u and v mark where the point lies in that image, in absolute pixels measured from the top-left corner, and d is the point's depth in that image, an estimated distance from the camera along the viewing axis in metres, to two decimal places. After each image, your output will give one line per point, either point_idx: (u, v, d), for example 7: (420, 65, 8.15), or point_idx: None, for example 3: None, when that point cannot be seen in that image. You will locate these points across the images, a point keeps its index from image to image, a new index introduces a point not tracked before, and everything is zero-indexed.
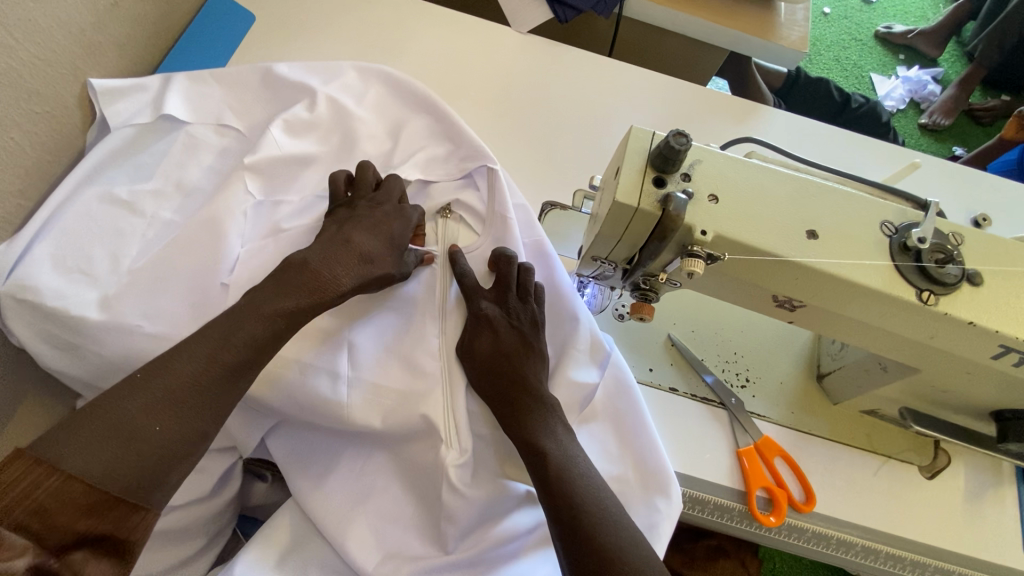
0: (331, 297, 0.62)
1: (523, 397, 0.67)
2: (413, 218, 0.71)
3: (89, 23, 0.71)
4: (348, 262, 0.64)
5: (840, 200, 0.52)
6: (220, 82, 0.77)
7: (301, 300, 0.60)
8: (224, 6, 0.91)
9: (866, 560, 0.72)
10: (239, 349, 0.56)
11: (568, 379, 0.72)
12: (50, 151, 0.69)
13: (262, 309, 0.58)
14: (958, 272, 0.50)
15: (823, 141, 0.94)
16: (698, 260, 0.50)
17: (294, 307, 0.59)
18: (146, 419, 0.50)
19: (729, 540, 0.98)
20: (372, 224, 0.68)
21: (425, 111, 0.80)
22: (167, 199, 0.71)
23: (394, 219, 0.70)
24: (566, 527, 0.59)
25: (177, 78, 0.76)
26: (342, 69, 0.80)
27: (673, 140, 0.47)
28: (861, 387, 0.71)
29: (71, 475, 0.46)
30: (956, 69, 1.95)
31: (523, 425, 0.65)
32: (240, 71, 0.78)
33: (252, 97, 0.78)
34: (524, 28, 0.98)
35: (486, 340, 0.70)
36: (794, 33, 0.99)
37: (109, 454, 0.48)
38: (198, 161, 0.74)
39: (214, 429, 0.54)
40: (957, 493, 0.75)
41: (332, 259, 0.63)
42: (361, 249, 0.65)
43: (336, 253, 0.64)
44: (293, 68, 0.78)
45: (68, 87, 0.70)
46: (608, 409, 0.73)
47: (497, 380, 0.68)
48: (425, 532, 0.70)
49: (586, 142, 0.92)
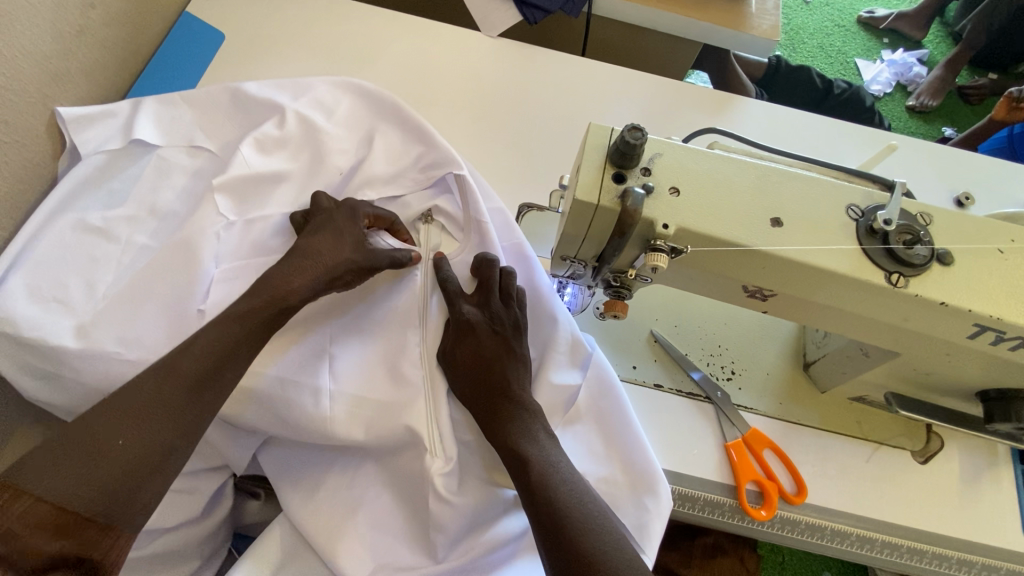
0: (288, 303, 0.63)
1: (504, 403, 0.66)
2: (366, 212, 0.72)
3: (55, 51, 0.71)
4: (304, 266, 0.66)
5: (805, 186, 0.52)
6: (189, 104, 0.76)
7: (263, 314, 0.62)
8: (194, 26, 0.91)
9: (863, 550, 0.70)
10: (200, 358, 0.57)
11: (551, 381, 0.71)
12: (21, 181, 0.69)
13: (228, 332, 0.60)
14: (926, 253, 0.49)
15: (800, 129, 0.93)
16: (661, 254, 0.50)
17: (257, 327, 0.61)
18: (110, 437, 0.53)
19: (726, 537, 0.97)
20: (325, 227, 0.69)
21: (399, 120, 0.79)
22: (141, 224, 0.70)
23: (341, 212, 0.71)
24: (548, 532, 0.58)
25: (147, 101, 0.75)
26: (308, 82, 0.79)
27: (628, 135, 0.47)
28: (846, 373, 0.70)
29: (40, 500, 0.50)
30: (942, 50, 1.94)
31: (504, 431, 0.65)
32: (210, 92, 0.77)
33: (222, 116, 0.77)
34: (495, 33, 0.98)
35: (466, 346, 0.69)
36: (766, 22, 0.98)
37: (71, 475, 0.51)
38: (171, 184, 0.73)
39: (182, 442, 0.55)
40: (952, 477, 0.73)
41: (286, 267, 0.65)
42: (311, 251, 0.67)
43: (294, 262, 0.66)
44: (261, 85, 0.78)
45: (36, 115, 0.70)
46: (593, 409, 0.72)
47: (478, 386, 0.67)
48: (415, 543, 0.69)
49: (561, 142, 0.91)
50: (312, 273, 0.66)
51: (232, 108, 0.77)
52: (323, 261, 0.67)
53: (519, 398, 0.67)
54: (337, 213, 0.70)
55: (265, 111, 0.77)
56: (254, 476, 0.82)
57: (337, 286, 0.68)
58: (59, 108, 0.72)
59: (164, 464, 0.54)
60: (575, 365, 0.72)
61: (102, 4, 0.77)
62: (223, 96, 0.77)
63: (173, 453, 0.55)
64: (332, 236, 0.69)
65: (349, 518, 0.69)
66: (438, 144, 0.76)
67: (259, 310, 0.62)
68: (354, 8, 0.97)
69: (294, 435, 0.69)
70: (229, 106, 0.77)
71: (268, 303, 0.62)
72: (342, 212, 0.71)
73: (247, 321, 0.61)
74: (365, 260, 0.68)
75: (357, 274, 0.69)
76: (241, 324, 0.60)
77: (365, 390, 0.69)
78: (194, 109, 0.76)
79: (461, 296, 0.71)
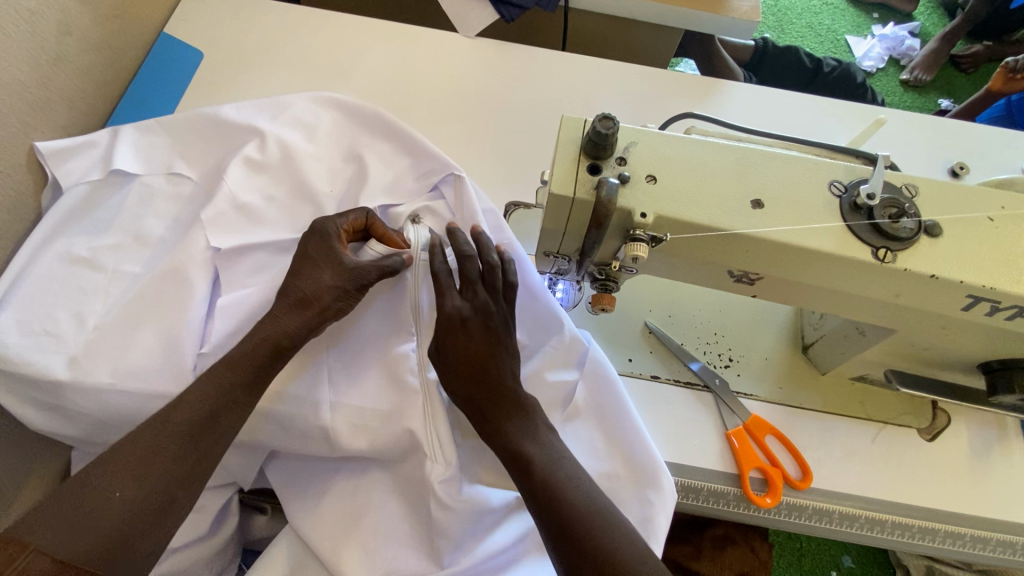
0: (279, 343, 0.63)
1: (501, 407, 0.64)
2: (340, 224, 0.69)
3: (32, 80, 0.71)
4: (292, 298, 0.65)
5: (785, 165, 0.51)
6: (167, 129, 0.76)
7: (245, 348, 0.62)
8: (171, 47, 0.91)
9: (874, 533, 0.69)
10: (196, 406, 0.57)
11: (547, 377, 0.71)
12: (6, 211, 0.69)
13: (220, 376, 0.60)
14: (913, 226, 0.48)
15: (784, 109, 0.92)
16: (641, 243, 0.49)
17: (253, 368, 0.61)
18: (108, 489, 0.54)
19: (736, 528, 0.96)
20: (306, 245, 0.68)
21: (381, 136, 0.79)
22: (128, 252, 0.70)
23: (317, 229, 0.68)
24: (556, 539, 0.57)
25: (126, 130, 0.75)
26: (285, 99, 0.79)
27: (600, 124, 0.46)
28: (844, 354, 0.69)
29: (39, 551, 0.50)
30: (934, 22, 1.92)
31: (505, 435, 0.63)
32: (188, 117, 0.77)
33: (201, 135, 0.77)
34: (473, 32, 0.98)
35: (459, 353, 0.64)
36: (745, 3, 0.97)
37: (73, 525, 0.52)
38: (155, 211, 0.73)
39: (181, 492, 0.56)
40: (962, 454, 0.72)
41: (276, 310, 0.65)
42: (298, 292, 0.65)
43: (285, 294, 0.65)
44: (240, 109, 0.77)
45: (18, 145, 0.70)
46: (591, 405, 0.72)
47: (476, 390, 0.64)
48: (421, 550, 0.69)
49: (545, 137, 0.91)
50: (302, 311, 0.65)
51: (212, 124, 0.76)
52: (305, 291, 0.65)
53: (519, 400, 0.65)
54: (315, 230, 0.68)
55: (244, 125, 0.77)
56: (258, 491, 0.82)
57: (333, 316, 0.66)
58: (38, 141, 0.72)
59: (162, 516, 0.55)
60: (571, 360, 0.71)
61: (79, 31, 0.77)
62: (202, 117, 0.77)
63: (172, 504, 0.56)
64: (313, 260, 0.67)
65: (354, 529, 0.69)
66: (428, 150, 0.76)
67: (249, 351, 0.62)
68: (331, 18, 0.97)
69: (292, 447, 0.68)
70: (208, 125, 0.77)
71: (262, 344, 0.62)
72: (318, 228, 0.68)
73: (240, 362, 0.61)
74: (353, 281, 0.66)
75: (342, 297, 0.66)
76: (238, 367, 0.61)
77: (360, 399, 0.69)
78: (175, 128, 0.76)
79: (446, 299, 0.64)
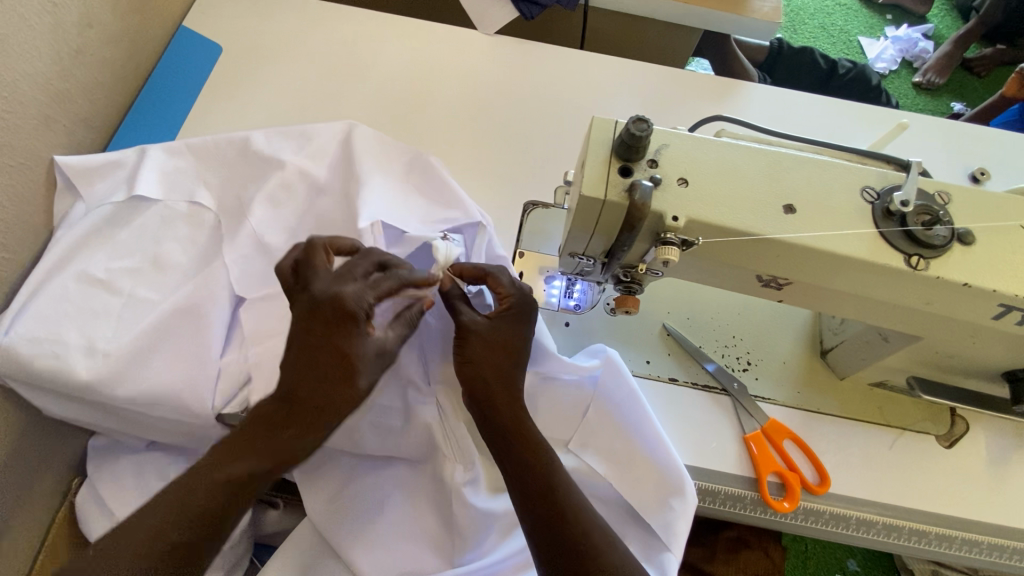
0: (289, 454, 0.56)
1: (530, 454, 0.61)
2: (376, 297, 0.57)
3: (54, 71, 0.71)
4: (310, 394, 0.56)
5: (816, 169, 0.50)
6: (192, 152, 0.74)
7: (255, 452, 0.56)
8: (190, 40, 0.91)
9: (890, 539, 0.69)
10: (205, 495, 0.54)
11: (557, 389, 0.71)
12: (27, 201, 0.69)
13: (225, 461, 0.55)
14: (946, 233, 0.48)
15: (806, 112, 0.91)
16: (672, 247, 0.49)
17: (258, 467, 0.56)
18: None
19: (750, 531, 0.96)
20: (332, 325, 0.55)
21: (409, 160, 0.77)
22: (145, 276, 0.68)
23: (347, 305, 0.55)
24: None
25: (152, 151, 0.73)
26: (306, 128, 0.75)
27: (633, 126, 0.46)
28: (865, 359, 0.69)
29: None
30: (948, 24, 1.91)
31: (535, 485, 0.60)
32: (217, 143, 0.74)
33: (222, 156, 0.74)
34: (492, 30, 0.98)
35: (481, 394, 0.61)
36: (767, 4, 0.97)
37: None
38: (173, 235, 0.71)
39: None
40: (980, 461, 0.72)
41: (283, 417, 0.56)
42: (312, 403, 0.55)
43: (296, 388, 0.56)
44: (268, 137, 0.74)
45: (38, 136, 0.70)
46: (606, 417, 0.70)
47: (502, 437, 0.61)
48: (438, 547, 0.69)
49: (563, 136, 0.90)
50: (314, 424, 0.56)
51: (239, 155, 0.74)
52: (328, 389, 0.55)
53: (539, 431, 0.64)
54: (343, 305, 0.55)
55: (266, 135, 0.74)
56: (273, 484, 0.81)
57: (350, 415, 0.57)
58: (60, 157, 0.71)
59: None
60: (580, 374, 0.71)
61: (100, 23, 0.77)
62: (227, 144, 0.74)
63: None
64: (340, 349, 0.55)
65: (372, 525, 0.69)
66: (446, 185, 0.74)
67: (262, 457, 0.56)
68: (349, 14, 0.97)
69: None
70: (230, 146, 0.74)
71: (269, 446, 0.56)
72: (350, 306, 0.55)
73: (246, 446, 0.56)
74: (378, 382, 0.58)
75: (370, 388, 0.58)
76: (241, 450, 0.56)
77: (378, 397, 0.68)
78: (201, 153, 0.74)
79: (506, 323, 0.63)
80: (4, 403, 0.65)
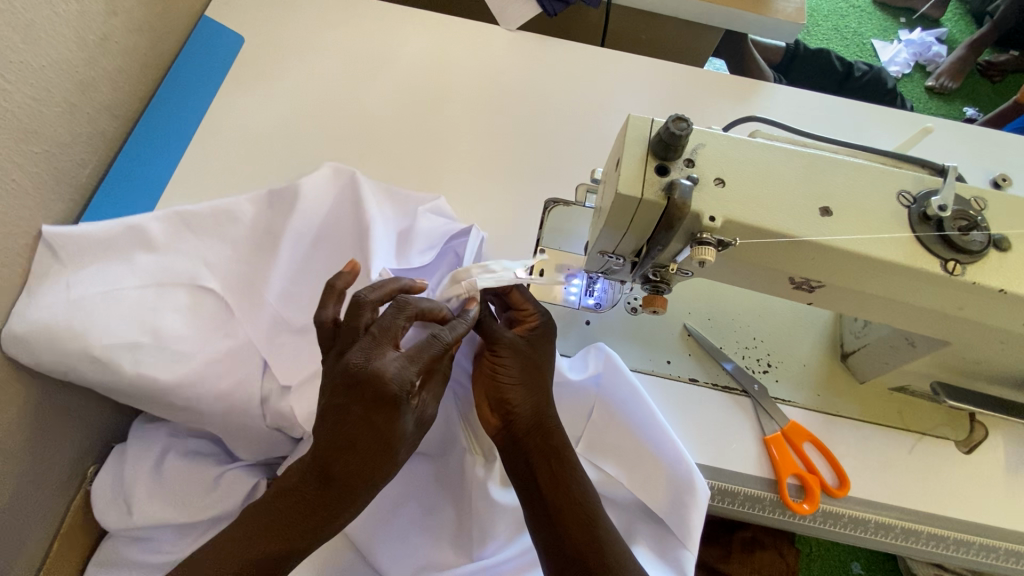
0: (323, 530, 0.57)
1: (573, 484, 0.63)
2: (419, 372, 0.54)
3: (79, 59, 0.71)
4: (341, 471, 0.55)
5: (852, 172, 0.50)
6: (189, 225, 0.71)
7: (292, 520, 0.56)
8: (211, 30, 0.91)
9: (908, 543, 0.68)
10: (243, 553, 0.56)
11: (567, 394, 0.72)
12: (52, 190, 0.69)
13: (265, 519, 0.57)
14: (983, 239, 0.48)
15: (830, 114, 0.91)
16: (708, 247, 0.49)
17: (295, 541, 0.56)
18: None
19: (764, 531, 0.97)
20: (373, 406, 0.53)
21: (403, 202, 0.77)
22: (149, 352, 0.64)
23: (388, 388, 0.52)
24: None
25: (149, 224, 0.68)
26: (293, 187, 0.72)
27: (673, 126, 0.45)
28: (887, 363, 0.69)
29: None
30: (961, 28, 1.90)
31: (576, 518, 0.61)
32: (215, 216, 0.71)
33: (221, 230, 0.72)
34: (513, 26, 0.97)
35: (532, 426, 0.64)
36: (791, 4, 0.96)
37: None
38: (173, 303, 0.67)
39: None
40: (1000, 467, 0.72)
41: (320, 493, 0.56)
42: (349, 482, 0.55)
43: (331, 466, 0.55)
44: (259, 205, 0.74)
45: (65, 125, 0.70)
46: (613, 418, 0.71)
47: (548, 463, 0.63)
48: (456, 542, 0.70)
49: (584, 133, 0.90)
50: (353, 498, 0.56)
51: (247, 235, 0.73)
52: (368, 467, 0.55)
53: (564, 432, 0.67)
54: (384, 388, 0.52)
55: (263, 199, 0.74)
56: None
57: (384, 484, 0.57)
58: (50, 231, 0.65)
59: None
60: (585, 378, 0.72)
61: (124, 11, 0.76)
62: (222, 215, 0.72)
63: None
64: (383, 429, 0.54)
65: (394, 518, 0.70)
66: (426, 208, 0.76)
67: (298, 526, 0.56)
68: (368, 8, 0.97)
69: None
70: (227, 219, 0.72)
71: (304, 515, 0.56)
72: (393, 388, 0.52)
73: (280, 529, 0.56)
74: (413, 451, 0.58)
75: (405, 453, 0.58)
76: (275, 532, 0.56)
77: None
78: (199, 227, 0.71)
79: (541, 342, 0.67)
80: (28, 390, 0.65)
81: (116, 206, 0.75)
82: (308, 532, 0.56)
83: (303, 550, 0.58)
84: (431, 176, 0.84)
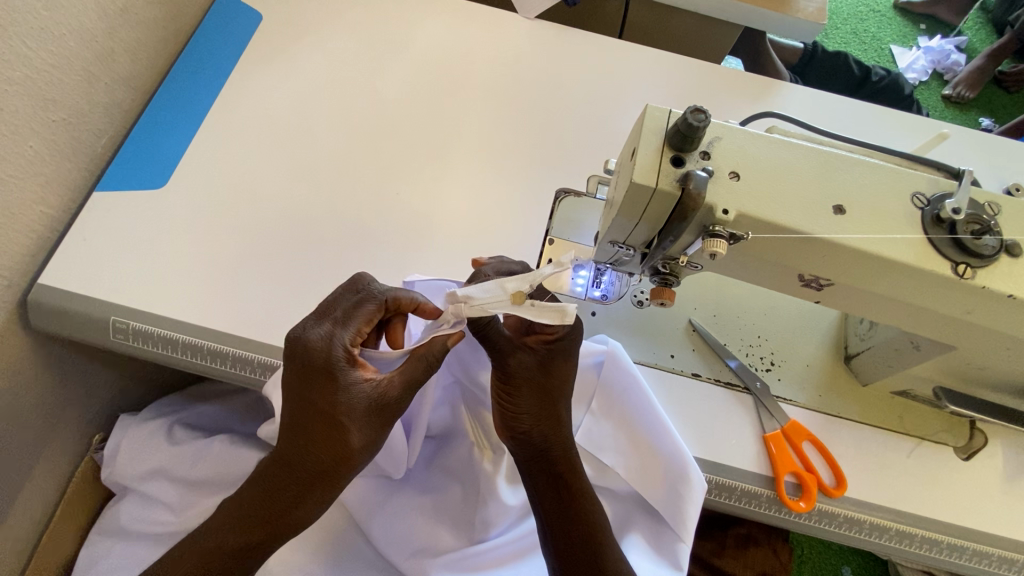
0: (292, 522, 0.56)
1: (578, 503, 0.63)
2: (348, 331, 0.56)
3: (100, 29, 0.72)
4: (313, 467, 0.54)
5: (867, 171, 0.50)
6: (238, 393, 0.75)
7: (269, 509, 0.55)
8: (231, 6, 0.91)
9: (901, 545, 0.69)
10: (235, 533, 0.56)
11: (589, 378, 0.73)
12: (67, 157, 0.71)
13: (249, 503, 0.56)
14: (995, 244, 0.48)
15: (847, 116, 0.91)
16: (719, 240, 0.49)
17: (271, 528, 0.56)
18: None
19: (759, 528, 0.99)
20: (309, 381, 0.54)
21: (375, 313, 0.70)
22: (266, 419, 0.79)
23: (316, 356, 0.54)
24: None
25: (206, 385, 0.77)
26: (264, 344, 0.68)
27: (691, 117, 0.45)
28: (891, 367, 0.69)
29: None
30: (982, 37, 1.88)
31: (582, 544, 0.61)
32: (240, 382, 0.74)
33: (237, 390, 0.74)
34: (531, 14, 0.97)
35: (538, 451, 0.63)
36: (813, 4, 0.95)
37: None
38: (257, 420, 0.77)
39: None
40: (998, 475, 0.72)
41: (294, 480, 0.55)
42: (316, 470, 0.54)
43: (309, 462, 0.54)
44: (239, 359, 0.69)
45: (81, 93, 0.71)
46: (624, 408, 0.72)
47: (555, 492, 0.63)
48: (455, 526, 0.71)
49: (598, 125, 0.89)
50: (319, 484, 0.55)
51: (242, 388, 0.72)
52: (337, 459, 0.54)
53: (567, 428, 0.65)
54: (312, 357, 0.54)
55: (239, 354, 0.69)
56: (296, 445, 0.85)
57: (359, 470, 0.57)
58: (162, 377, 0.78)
59: None
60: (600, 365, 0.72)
61: None
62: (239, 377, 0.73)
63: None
64: (331, 412, 0.54)
65: (397, 499, 0.74)
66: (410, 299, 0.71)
67: (270, 514, 0.55)
68: None
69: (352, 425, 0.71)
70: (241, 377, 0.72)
71: (276, 501, 0.55)
72: (322, 355, 0.54)
73: (256, 521, 0.55)
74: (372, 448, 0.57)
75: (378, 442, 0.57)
76: (253, 525, 0.56)
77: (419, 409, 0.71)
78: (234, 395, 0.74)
79: (561, 357, 0.64)
80: None
81: (130, 178, 0.76)
82: (283, 526, 0.56)
83: (275, 541, 0.57)
84: (443, 161, 0.84)
